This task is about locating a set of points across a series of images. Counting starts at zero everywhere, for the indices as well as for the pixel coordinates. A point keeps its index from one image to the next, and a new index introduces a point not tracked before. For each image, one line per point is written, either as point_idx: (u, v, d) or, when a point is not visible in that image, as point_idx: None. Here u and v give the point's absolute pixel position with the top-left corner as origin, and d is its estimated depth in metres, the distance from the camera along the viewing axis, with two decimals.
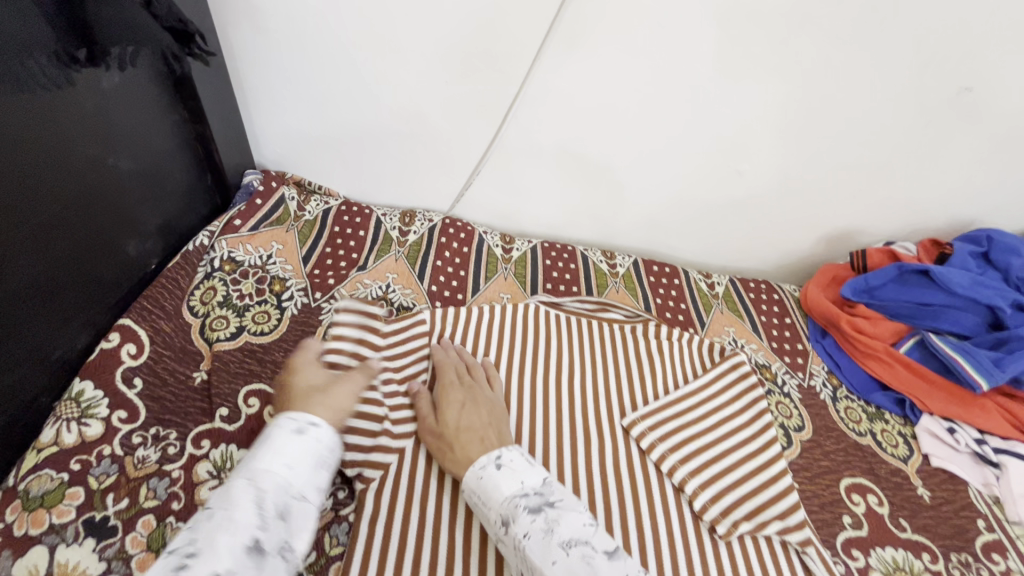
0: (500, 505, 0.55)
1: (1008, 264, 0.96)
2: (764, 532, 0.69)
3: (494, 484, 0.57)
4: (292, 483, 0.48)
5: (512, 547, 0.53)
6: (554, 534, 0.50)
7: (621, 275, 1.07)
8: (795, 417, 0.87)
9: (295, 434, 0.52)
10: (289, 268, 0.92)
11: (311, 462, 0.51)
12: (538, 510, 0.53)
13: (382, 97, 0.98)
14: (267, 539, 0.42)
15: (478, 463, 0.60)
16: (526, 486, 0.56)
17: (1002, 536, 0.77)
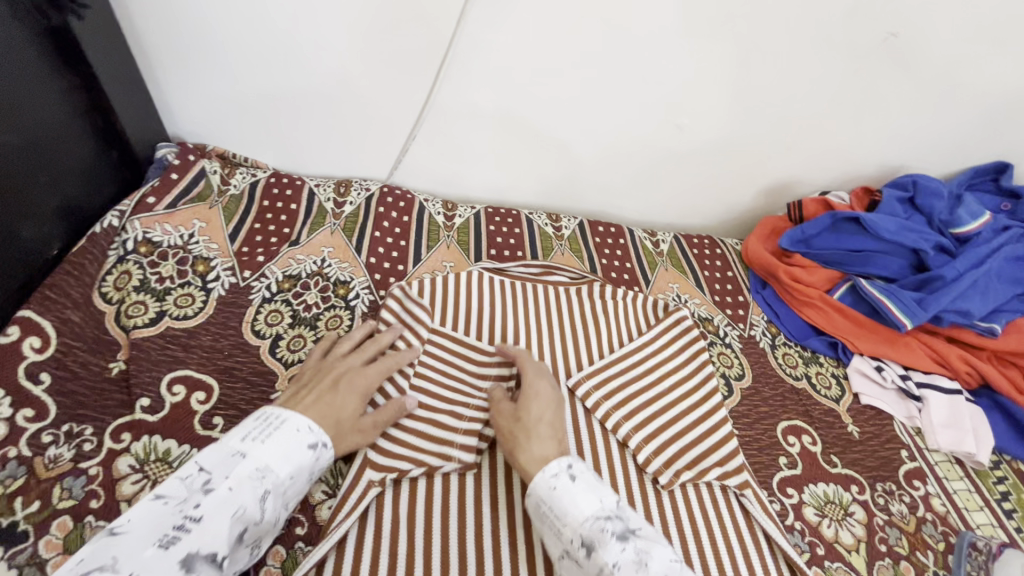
0: (581, 523, 0.53)
1: (930, 207, 1.01)
2: (705, 479, 0.72)
3: (572, 499, 0.55)
4: (287, 490, 0.55)
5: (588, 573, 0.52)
6: (648, 569, 0.50)
7: (566, 237, 1.06)
8: (736, 366, 0.90)
9: (307, 449, 0.58)
10: (214, 246, 0.86)
11: (307, 478, 0.58)
12: (626, 538, 0.52)
13: (306, 58, 0.92)
14: (249, 534, 0.51)
15: (550, 470, 0.58)
16: (606, 506, 0.55)
17: (922, 464, 0.82)
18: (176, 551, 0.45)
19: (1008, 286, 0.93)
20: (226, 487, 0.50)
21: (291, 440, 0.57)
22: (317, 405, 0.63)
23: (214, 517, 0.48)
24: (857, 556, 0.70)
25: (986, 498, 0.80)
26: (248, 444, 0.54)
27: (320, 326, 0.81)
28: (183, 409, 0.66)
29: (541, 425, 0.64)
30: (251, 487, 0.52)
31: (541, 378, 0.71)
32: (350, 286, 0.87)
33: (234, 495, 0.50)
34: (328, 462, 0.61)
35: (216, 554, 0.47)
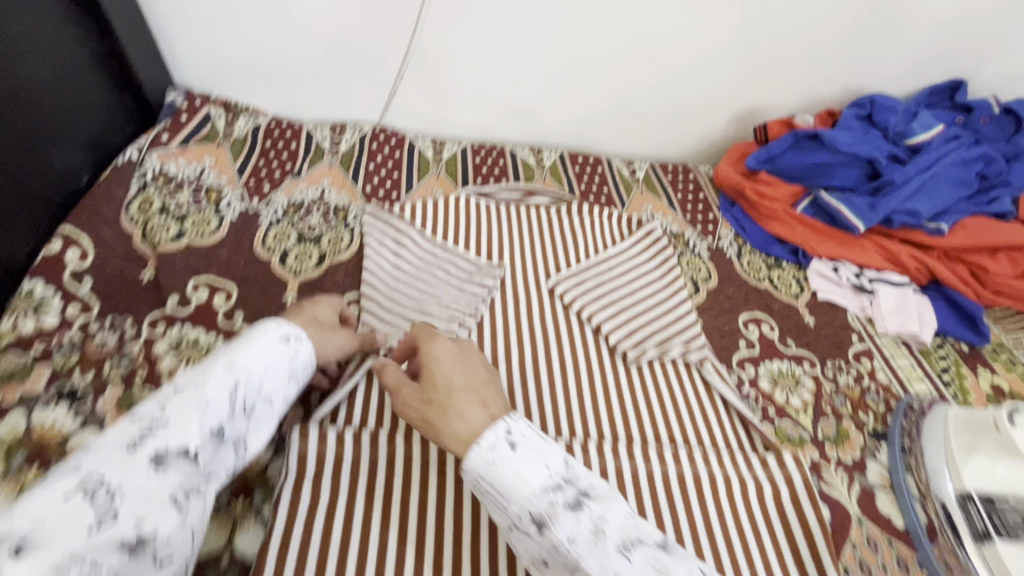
0: (528, 498, 0.45)
1: (886, 121, 1.07)
2: (668, 356, 0.81)
3: (513, 471, 0.46)
4: (263, 384, 0.53)
5: (541, 546, 0.45)
6: (607, 538, 0.43)
7: (547, 167, 1.14)
8: (703, 271, 0.99)
9: (280, 340, 0.56)
10: (223, 179, 0.95)
11: (287, 370, 0.55)
12: (579, 506, 0.45)
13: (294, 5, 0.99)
14: (229, 429, 0.49)
15: (486, 443, 0.47)
16: (554, 473, 0.46)
17: (870, 345, 0.91)
18: (143, 450, 0.43)
19: (955, 188, 1.00)
20: (190, 389, 0.48)
21: (261, 336, 0.55)
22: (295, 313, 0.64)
23: (180, 417, 0.46)
24: (805, 415, 0.79)
25: (929, 372, 0.88)
26: (216, 352, 0.53)
27: (324, 244, 0.90)
28: (208, 306, 0.76)
29: (464, 393, 0.52)
30: (216, 384, 0.49)
31: (434, 338, 0.58)
32: (348, 210, 0.96)
33: (198, 391, 0.48)
34: (311, 353, 0.59)
35: (189, 448, 0.45)
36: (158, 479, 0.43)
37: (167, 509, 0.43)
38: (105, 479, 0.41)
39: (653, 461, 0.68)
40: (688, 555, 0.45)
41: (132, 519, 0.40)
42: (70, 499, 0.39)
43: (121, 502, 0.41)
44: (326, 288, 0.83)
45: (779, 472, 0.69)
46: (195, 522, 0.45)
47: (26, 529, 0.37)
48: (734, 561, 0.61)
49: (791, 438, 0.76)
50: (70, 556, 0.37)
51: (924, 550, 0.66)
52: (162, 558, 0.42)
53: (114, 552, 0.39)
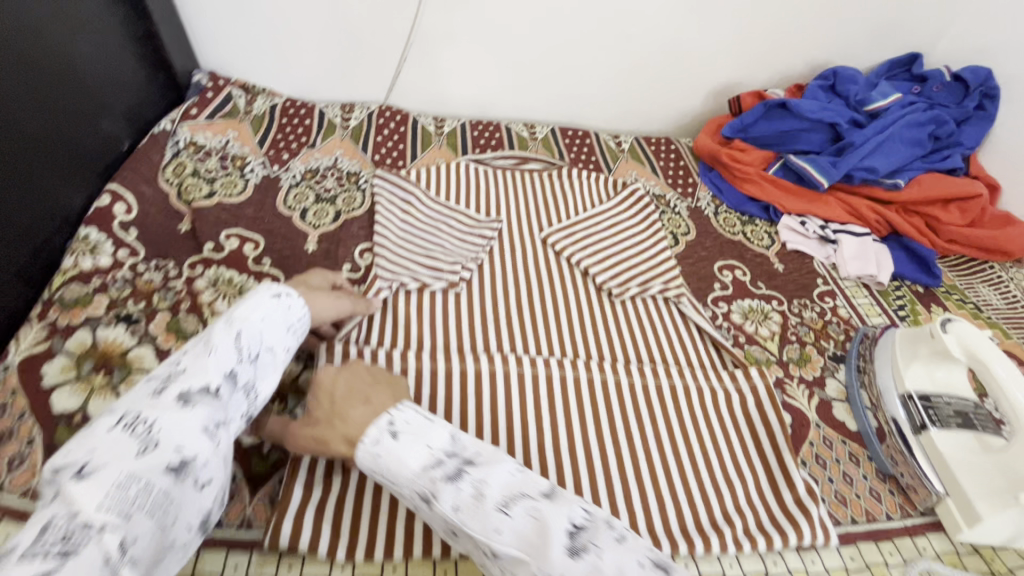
0: (413, 479, 0.52)
1: (847, 91, 1.17)
2: (649, 293, 0.90)
3: (397, 458, 0.52)
4: (264, 333, 0.59)
5: (437, 518, 0.51)
6: (486, 498, 0.49)
7: (540, 138, 1.24)
8: (683, 226, 1.08)
9: (272, 298, 0.62)
10: (246, 148, 1.05)
11: (283, 323, 0.62)
12: (459, 476, 0.51)
13: None
14: (240, 372, 0.55)
15: (369, 438, 0.53)
16: (435, 451, 0.53)
17: (834, 288, 1.00)
18: (169, 392, 0.50)
19: (910, 148, 1.10)
20: (198, 344, 0.55)
21: (254, 296, 0.62)
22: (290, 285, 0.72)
23: (195, 364, 0.53)
24: (771, 342, 0.89)
25: (885, 309, 0.98)
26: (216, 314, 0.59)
27: (339, 203, 1.00)
28: (239, 252, 0.86)
29: (351, 402, 0.58)
30: (221, 336, 0.55)
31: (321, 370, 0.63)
32: (360, 175, 1.06)
33: (206, 343, 0.54)
34: (303, 311, 0.66)
35: (210, 386, 0.52)
36: (189, 411, 0.49)
37: (200, 437, 0.49)
38: (141, 415, 0.47)
39: (635, 375, 0.78)
40: (572, 497, 0.52)
41: (173, 446, 0.46)
42: (113, 432, 0.46)
43: (160, 432, 0.47)
44: (342, 239, 0.93)
45: (746, 383, 0.79)
46: (227, 452, 0.51)
47: (83, 460, 0.44)
48: (703, 454, 0.71)
49: (759, 360, 0.85)
50: (126, 474, 0.43)
51: (874, 448, 0.75)
52: (202, 482, 0.48)
53: (161, 474, 0.45)
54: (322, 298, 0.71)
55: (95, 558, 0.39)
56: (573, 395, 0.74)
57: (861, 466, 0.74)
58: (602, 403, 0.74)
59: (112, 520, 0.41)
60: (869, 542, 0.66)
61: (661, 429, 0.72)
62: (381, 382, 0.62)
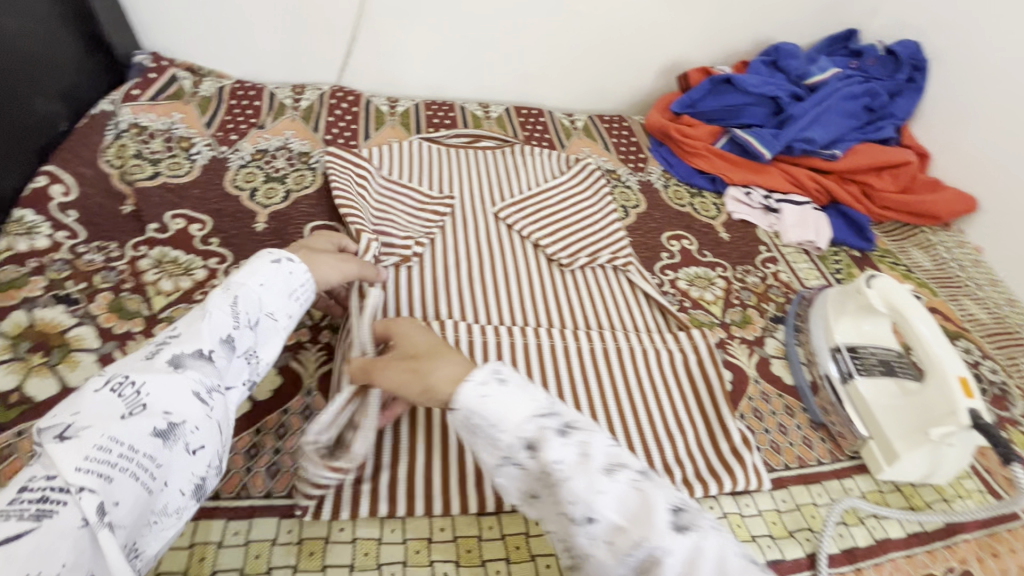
0: (520, 426, 0.51)
1: (788, 66, 1.22)
2: (597, 262, 0.93)
3: (502, 402, 0.52)
4: (262, 299, 0.60)
5: (535, 470, 0.51)
6: (592, 460, 0.50)
7: (494, 117, 1.25)
8: (633, 199, 1.11)
9: (272, 263, 0.63)
10: (192, 130, 1.04)
11: (284, 289, 0.63)
12: (566, 433, 0.51)
13: None
14: (238, 338, 0.57)
15: (476, 378, 0.53)
16: (542, 404, 0.53)
17: (776, 254, 1.05)
18: (161, 356, 0.51)
19: (846, 119, 1.15)
20: (196, 309, 0.57)
21: (255, 263, 0.63)
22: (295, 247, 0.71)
23: (191, 330, 0.54)
24: (715, 306, 0.92)
25: (824, 272, 1.03)
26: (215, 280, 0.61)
27: (289, 182, 0.99)
28: (185, 232, 0.85)
29: (447, 350, 0.58)
30: (218, 302, 0.57)
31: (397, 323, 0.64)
32: (311, 154, 1.05)
33: (203, 308, 0.56)
34: (306, 276, 0.66)
35: (202, 350, 0.53)
36: (180, 375, 0.50)
37: (191, 400, 0.50)
38: (130, 377, 0.48)
39: (583, 339, 0.80)
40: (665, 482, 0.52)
41: (161, 409, 0.47)
42: (100, 393, 0.47)
43: (148, 395, 0.48)
44: (292, 217, 0.92)
45: (688, 343, 0.82)
46: (221, 417, 0.52)
47: (67, 421, 0.44)
48: (646, 411, 0.74)
49: (703, 322, 0.88)
50: (109, 437, 0.44)
51: (807, 400, 0.79)
52: (193, 447, 0.49)
53: (147, 437, 0.46)
54: (326, 261, 0.69)
55: (73, 521, 0.40)
56: (521, 360, 0.76)
57: (796, 417, 0.78)
58: (551, 367, 0.76)
59: (93, 483, 0.42)
60: (800, 486, 0.70)
61: (607, 388, 0.75)
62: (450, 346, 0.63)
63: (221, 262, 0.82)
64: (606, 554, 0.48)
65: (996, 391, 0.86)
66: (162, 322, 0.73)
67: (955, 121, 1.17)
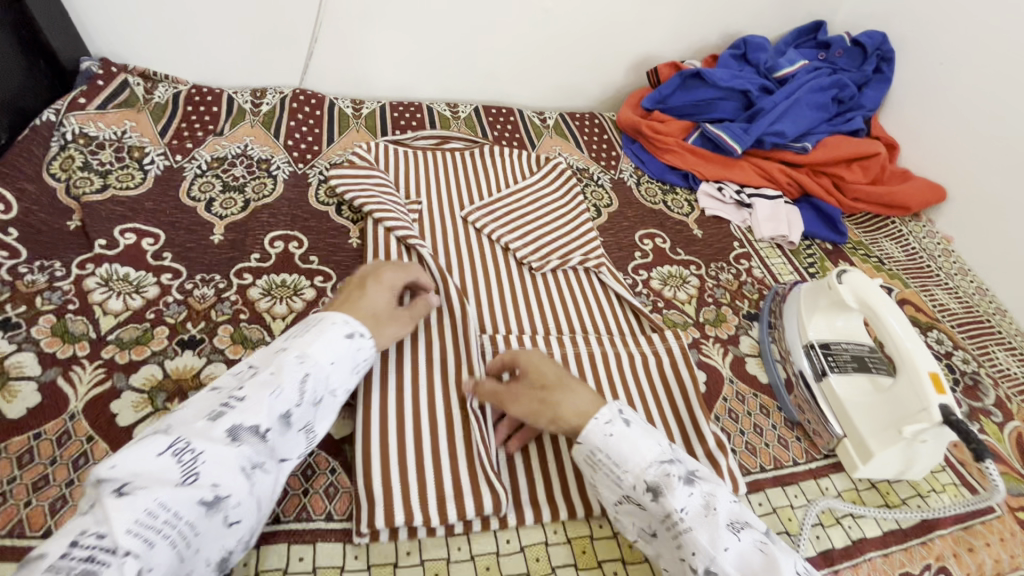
0: (644, 470, 0.55)
1: (757, 59, 1.21)
2: (569, 264, 0.91)
3: (630, 444, 0.56)
4: (330, 376, 0.58)
5: (656, 513, 0.55)
6: (716, 513, 0.52)
7: (462, 118, 1.22)
8: (606, 198, 1.10)
9: (345, 338, 0.61)
10: (145, 139, 0.99)
11: (350, 365, 0.61)
12: (691, 481, 0.54)
13: None
14: (297, 416, 0.55)
15: (602, 418, 0.57)
16: (666, 451, 0.56)
17: (749, 249, 1.04)
18: (222, 422, 0.50)
19: (816, 112, 1.15)
20: (268, 373, 0.55)
21: (328, 333, 0.60)
22: (351, 306, 0.65)
23: (256, 398, 0.53)
24: (689, 305, 0.91)
25: (797, 267, 1.02)
26: (289, 339, 0.59)
27: (248, 192, 0.95)
28: (136, 248, 0.81)
29: (574, 381, 0.62)
30: (290, 374, 0.55)
31: (528, 350, 0.68)
32: (271, 161, 1.01)
33: (275, 377, 0.54)
34: (372, 351, 0.63)
35: (261, 426, 0.52)
36: (234, 449, 0.49)
37: (238, 477, 0.49)
38: (190, 443, 0.48)
39: (555, 345, 0.78)
40: (790, 548, 0.52)
41: (210, 482, 0.47)
42: (161, 455, 0.46)
43: (203, 464, 0.47)
44: (251, 227, 0.89)
45: (661, 345, 0.81)
46: (261, 494, 0.51)
47: (125, 476, 0.45)
48: None
49: (676, 323, 0.87)
50: (159, 503, 0.44)
51: (783, 398, 0.79)
52: (230, 520, 0.48)
53: (192, 506, 0.46)
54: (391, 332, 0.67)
55: None
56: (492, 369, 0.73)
57: (771, 417, 0.77)
58: None
59: (137, 547, 0.42)
60: (777, 488, 0.69)
61: None
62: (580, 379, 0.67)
63: (175, 278, 0.79)
64: None
65: (969, 382, 0.86)
66: (110, 344, 0.69)
67: (923, 110, 1.17)
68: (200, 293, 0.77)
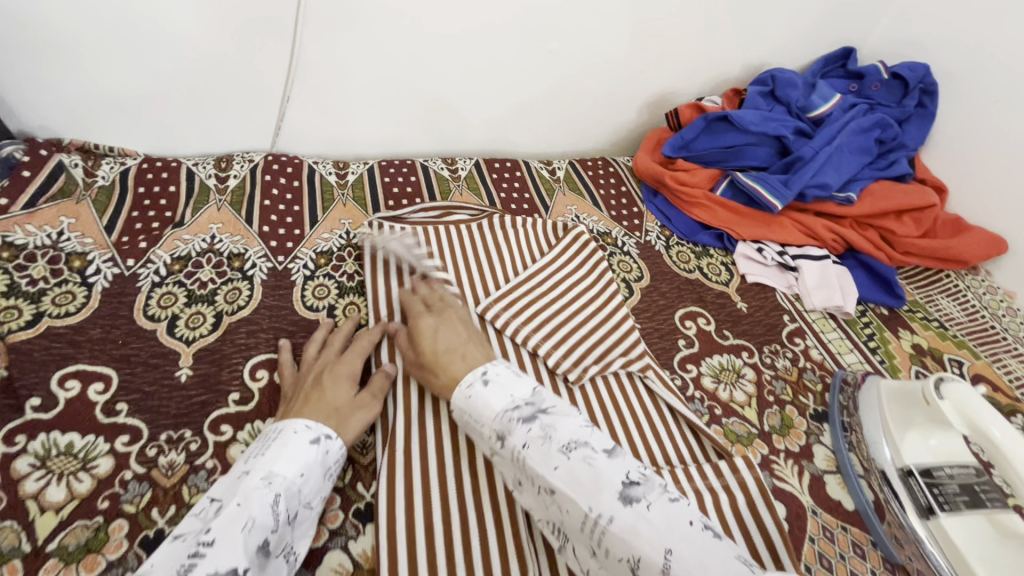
0: (493, 420, 0.56)
1: (788, 97, 1.09)
2: (610, 369, 0.78)
3: (483, 401, 0.57)
4: (301, 490, 0.54)
5: (508, 460, 0.54)
6: (552, 441, 0.51)
7: (463, 177, 1.07)
8: (635, 270, 0.96)
9: (311, 445, 0.56)
10: (88, 240, 0.82)
11: (321, 472, 0.56)
12: (532, 419, 0.54)
13: (168, 47, 0.87)
14: (275, 542, 0.50)
15: (466, 382, 0.59)
16: (518, 399, 0.56)
17: (801, 324, 0.92)
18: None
19: (858, 157, 1.04)
20: (234, 504, 0.49)
21: (292, 443, 0.56)
22: (310, 404, 0.62)
23: (227, 536, 0.46)
24: (749, 409, 0.79)
25: (856, 342, 0.91)
26: (250, 461, 0.54)
27: (219, 301, 0.79)
28: (82, 402, 0.65)
29: (450, 352, 0.65)
30: (259, 497, 0.50)
31: (425, 314, 0.73)
32: (245, 256, 0.85)
33: (244, 506, 0.48)
34: (341, 450, 0.60)
35: (238, 569, 0.45)
36: None
37: None
38: None
39: None
40: (632, 457, 0.52)
41: None
42: None
43: None
44: (226, 354, 0.73)
45: (732, 478, 0.66)
46: None
47: None
48: None
49: (739, 437, 0.75)
50: None
51: (875, 530, 0.67)
52: None
53: None
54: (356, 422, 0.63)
55: None
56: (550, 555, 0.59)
57: (868, 558, 0.65)
58: None
59: None
60: None
61: None
62: (472, 335, 0.70)
63: (133, 442, 0.63)
64: (568, 523, 0.50)
65: None
66: (50, 558, 0.53)
67: (971, 149, 1.07)
68: (167, 462, 0.62)
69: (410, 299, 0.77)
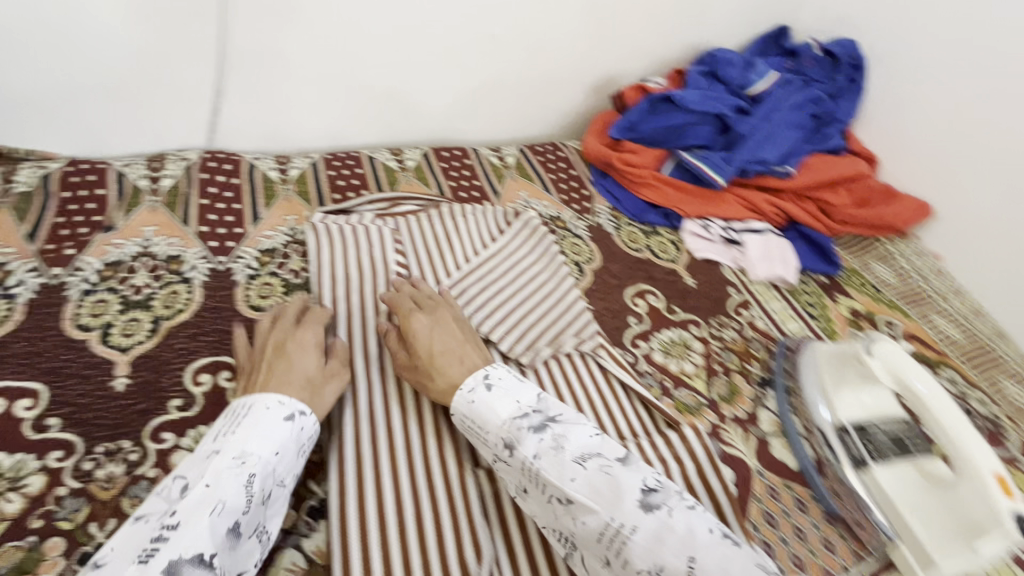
0: (501, 426, 0.57)
1: (727, 76, 1.12)
2: (562, 350, 0.79)
3: (488, 408, 0.59)
4: (277, 468, 0.53)
5: (515, 468, 0.56)
6: (565, 451, 0.54)
7: (410, 167, 1.06)
8: (586, 251, 0.97)
9: (285, 421, 0.56)
10: (8, 249, 0.78)
11: (296, 449, 0.56)
12: (543, 428, 0.56)
13: (86, 42, 0.83)
14: (247, 523, 0.50)
15: (467, 387, 0.62)
16: (524, 405, 0.58)
17: (747, 295, 0.95)
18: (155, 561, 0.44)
19: (795, 132, 1.07)
20: (203, 485, 0.49)
21: (264, 421, 0.55)
22: (278, 377, 0.60)
23: (192, 522, 0.46)
24: (698, 380, 0.81)
25: (798, 310, 0.94)
26: (221, 440, 0.53)
27: (156, 307, 0.76)
28: (9, 419, 0.62)
29: (448, 357, 0.66)
30: (229, 478, 0.50)
31: (412, 309, 0.72)
32: (182, 259, 0.82)
33: (212, 488, 0.49)
34: (315, 426, 0.59)
35: (203, 555, 0.45)
36: None
37: None
38: None
39: None
40: (643, 463, 0.55)
41: None
42: None
43: None
44: (166, 361, 0.70)
45: (681, 446, 0.68)
46: None
47: None
48: None
49: (688, 407, 0.77)
50: None
51: (816, 485, 0.70)
52: None
53: None
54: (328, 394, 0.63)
55: None
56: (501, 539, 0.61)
57: (809, 513, 0.68)
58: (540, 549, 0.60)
59: None
60: None
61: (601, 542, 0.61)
62: (467, 337, 0.70)
63: (67, 457, 0.60)
64: (585, 535, 0.52)
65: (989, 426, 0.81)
66: None
67: (898, 121, 1.12)
68: (105, 474, 0.59)
69: (398, 297, 0.74)
